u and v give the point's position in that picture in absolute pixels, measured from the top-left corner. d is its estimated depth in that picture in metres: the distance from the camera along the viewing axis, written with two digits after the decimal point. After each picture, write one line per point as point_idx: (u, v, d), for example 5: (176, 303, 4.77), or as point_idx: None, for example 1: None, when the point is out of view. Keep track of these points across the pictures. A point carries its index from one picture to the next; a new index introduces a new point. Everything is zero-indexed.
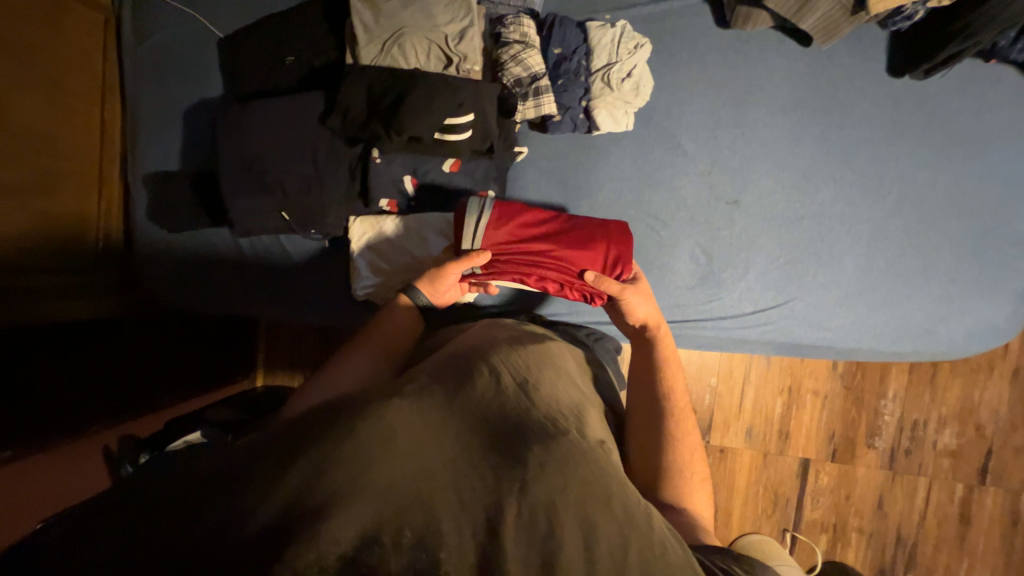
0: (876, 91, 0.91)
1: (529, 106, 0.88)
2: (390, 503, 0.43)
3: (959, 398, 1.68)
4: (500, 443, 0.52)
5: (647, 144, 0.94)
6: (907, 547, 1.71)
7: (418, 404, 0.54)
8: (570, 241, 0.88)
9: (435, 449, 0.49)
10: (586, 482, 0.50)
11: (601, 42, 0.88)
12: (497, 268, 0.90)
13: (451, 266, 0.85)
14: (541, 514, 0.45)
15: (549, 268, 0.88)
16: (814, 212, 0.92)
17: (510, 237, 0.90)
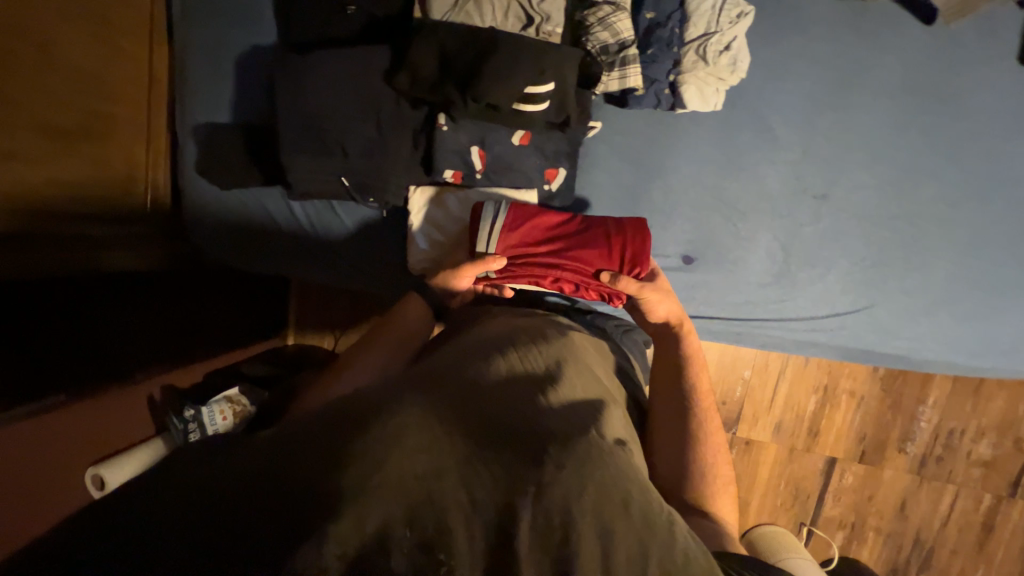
0: (1000, 80, 0.82)
1: (614, 77, 0.80)
2: (398, 502, 0.39)
3: (1002, 410, 1.63)
4: (512, 435, 0.47)
5: (732, 127, 0.87)
6: (923, 550, 1.72)
7: (431, 396, 0.50)
8: (587, 239, 0.83)
9: (443, 439, 0.44)
10: (603, 484, 0.45)
11: (700, 8, 0.80)
12: (513, 271, 0.87)
13: (466, 269, 0.82)
14: (552, 518, 0.41)
15: (565, 269, 0.83)
16: (909, 213, 0.85)
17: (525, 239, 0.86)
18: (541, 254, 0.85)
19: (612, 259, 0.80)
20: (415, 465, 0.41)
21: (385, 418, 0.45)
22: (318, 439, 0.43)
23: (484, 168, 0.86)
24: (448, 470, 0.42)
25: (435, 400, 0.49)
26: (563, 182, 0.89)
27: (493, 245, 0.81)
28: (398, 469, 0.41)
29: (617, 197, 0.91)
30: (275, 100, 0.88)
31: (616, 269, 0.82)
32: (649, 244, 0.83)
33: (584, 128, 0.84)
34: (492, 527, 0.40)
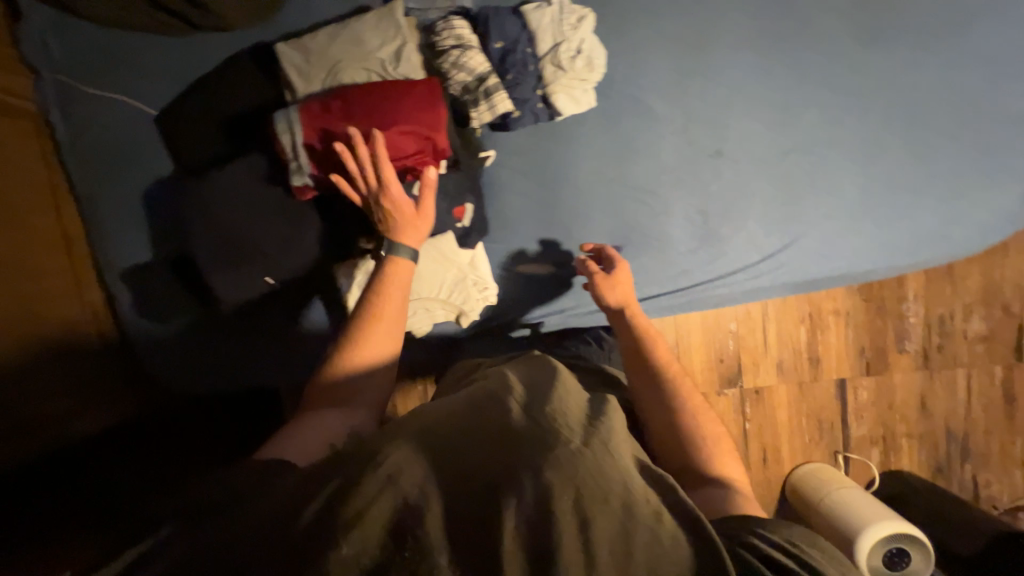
0: (838, 2, 0.87)
1: (483, 109, 0.84)
2: (392, 520, 0.43)
3: (980, 282, 1.71)
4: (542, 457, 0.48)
5: (616, 117, 0.91)
6: (959, 440, 1.77)
7: (434, 433, 0.53)
8: (355, 108, 0.76)
9: (469, 490, 0.46)
10: (610, 502, 0.46)
11: (542, 24, 0.84)
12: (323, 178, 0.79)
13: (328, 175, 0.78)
14: (580, 541, 0.43)
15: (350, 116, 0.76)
16: (803, 143, 0.89)
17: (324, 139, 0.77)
18: (335, 116, 0.76)
19: (404, 95, 0.75)
20: (465, 526, 0.44)
21: (392, 463, 0.47)
22: (353, 483, 0.45)
23: None
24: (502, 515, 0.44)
25: (450, 445, 0.50)
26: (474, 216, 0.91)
27: (303, 125, 0.77)
28: (460, 521, 0.44)
29: (535, 214, 0.94)
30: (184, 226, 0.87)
31: (410, 108, 0.75)
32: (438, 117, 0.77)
33: (481, 157, 0.91)
34: (513, 551, 0.42)
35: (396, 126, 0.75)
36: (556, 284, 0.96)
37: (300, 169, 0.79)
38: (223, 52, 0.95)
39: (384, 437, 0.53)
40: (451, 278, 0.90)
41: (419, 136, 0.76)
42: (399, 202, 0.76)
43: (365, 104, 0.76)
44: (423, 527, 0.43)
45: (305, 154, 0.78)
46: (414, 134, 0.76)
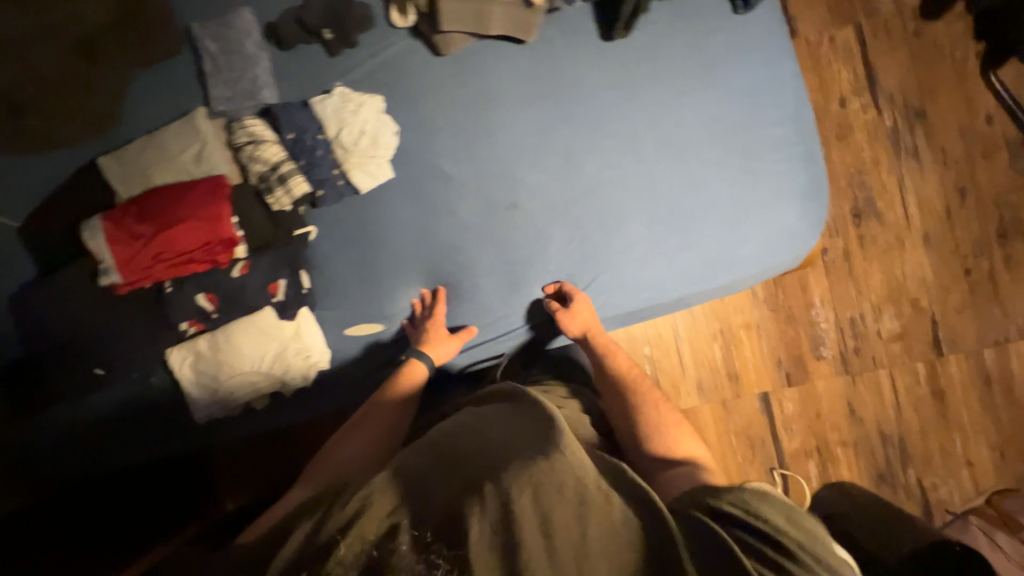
0: (599, 59, 0.95)
1: (281, 194, 0.93)
2: (377, 532, 0.61)
3: (883, 281, 1.71)
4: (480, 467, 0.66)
5: (416, 183, 0.98)
6: (895, 443, 1.72)
7: (428, 463, 0.70)
8: (147, 211, 0.87)
9: (427, 492, 0.66)
10: (540, 483, 0.61)
11: (327, 113, 0.93)
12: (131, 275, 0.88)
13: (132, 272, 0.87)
14: (509, 518, 0.59)
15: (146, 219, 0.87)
16: (588, 187, 0.95)
17: (123, 241, 0.86)
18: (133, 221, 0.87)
19: (192, 195, 0.88)
20: (427, 518, 0.63)
21: (371, 490, 0.65)
22: (326, 520, 0.62)
23: (217, 306, 0.94)
24: (443, 499, 0.64)
25: (418, 475, 0.68)
26: (288, 290, 0.96)
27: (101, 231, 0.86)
28: (418, 516, 0.63)
29: (352, 280, 0.98)
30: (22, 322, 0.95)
31: (199, 205, 0.88)
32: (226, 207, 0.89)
33: (302, 235, 0.96)
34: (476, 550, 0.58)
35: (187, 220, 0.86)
36: (388, 342, 1.00)
37: (107, 270, 0.87)
38: (49, 164, 0.98)
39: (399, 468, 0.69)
40: (278, 349, 0.95)
41: (209, 224, 0.87)
42: (437, 323, 0.95)
43: (158, 207, 0.87)
44: (393, 522, 0.62)
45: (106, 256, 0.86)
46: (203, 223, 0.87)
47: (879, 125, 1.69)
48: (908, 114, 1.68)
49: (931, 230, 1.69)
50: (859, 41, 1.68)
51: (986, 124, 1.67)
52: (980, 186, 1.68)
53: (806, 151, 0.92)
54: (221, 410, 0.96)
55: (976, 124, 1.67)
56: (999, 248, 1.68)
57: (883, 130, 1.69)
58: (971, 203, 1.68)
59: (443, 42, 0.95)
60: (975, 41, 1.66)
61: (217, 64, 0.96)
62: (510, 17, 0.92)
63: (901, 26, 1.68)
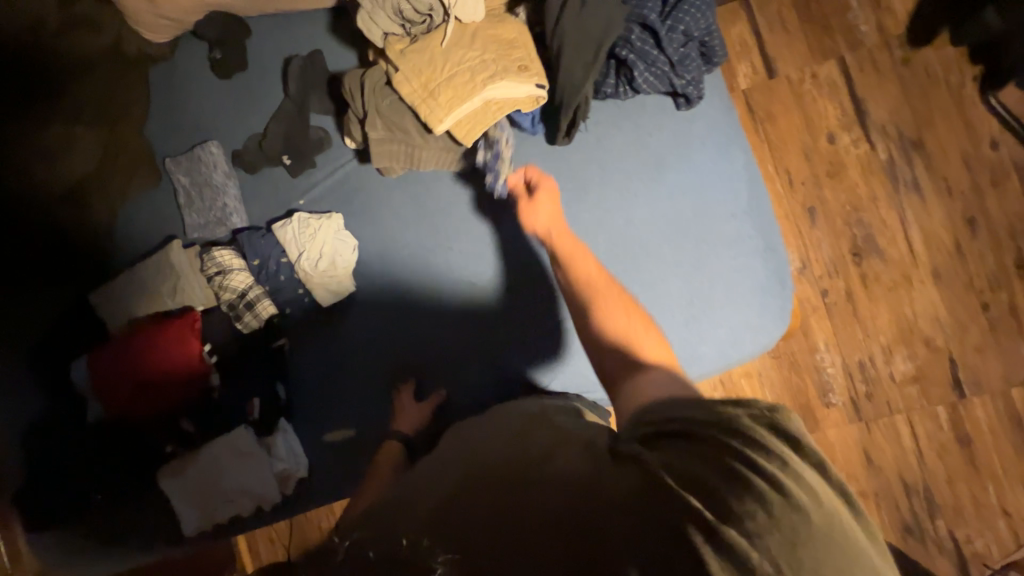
0: (545, 163, 0.96)
1: (249, 317, 0.98)
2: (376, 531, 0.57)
3: (893, 320, 1.61)
4: (474, 465, 0.63)
5: (377, 293, 1.01)
6: (920, 493, 1.60)
7: (427, 473, 0.66)
8: (126, 355, 0.93)
9: (423, 497, 0.60)
10: (523, 468, 0.59)
11: (288, 238, 0.97)
12: (116, 406, 0.96)
13: (116, 405, 0.95)
14: (494, 514, 0.54)
15: (120, 357, 0.94)
16: (538, 295, 1.00)
17: (107, 377, 0.94)
18: (109, 358, 0.94)
19: (159, 330, 0.94)
20: (416, 521, 0.56)
21: (384, 508, 0.63)
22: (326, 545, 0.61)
23: (197, 428, 0.99)
24: (424, 500, 0.60)
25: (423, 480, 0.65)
26: (262, 407, 1.00)
27: (87, 369, 0.95)
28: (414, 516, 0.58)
29: (326, 390, 1.03)
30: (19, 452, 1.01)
31: (166, 340, 0.93)
32: (192, 337, 0.95)
33: (278, 348, 1.01)
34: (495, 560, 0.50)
35: (158, 355, 0.93)
36: (360, 449, 1.02)
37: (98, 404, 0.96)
38: (44, 305, 1.02)
39: (399, 489, 0.66)
40: (250, 465, 0.99)
41: (180, 358, 0.94)
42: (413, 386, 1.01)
43: (131, 342, 0.94)
44: (388, 527, 0.57)
45: (95, 391, 0.95)
46: (174, 357, 0.94)
47: (874, 159, 1.61)
48: (903, 145, 1.60)
49: (940, 265, 1.59)
50: (844, 75, 1.62)
51: (991, 150, 1.57)
52: (991, 215, 1.58)
53: (764, 242, 0.89)
54: (205, 525, 1.00)
55: (981, 151, 1.58)
56: (1019, 280, 1.57)
57: (878, 163, 1.61)
58: (983, 234, 1.58)
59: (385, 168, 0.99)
60: (971, 65, 1.58)
61: (190, 195, 1.03)
62: (447, 153, 0.96)
63: (888, 56, 1.60)
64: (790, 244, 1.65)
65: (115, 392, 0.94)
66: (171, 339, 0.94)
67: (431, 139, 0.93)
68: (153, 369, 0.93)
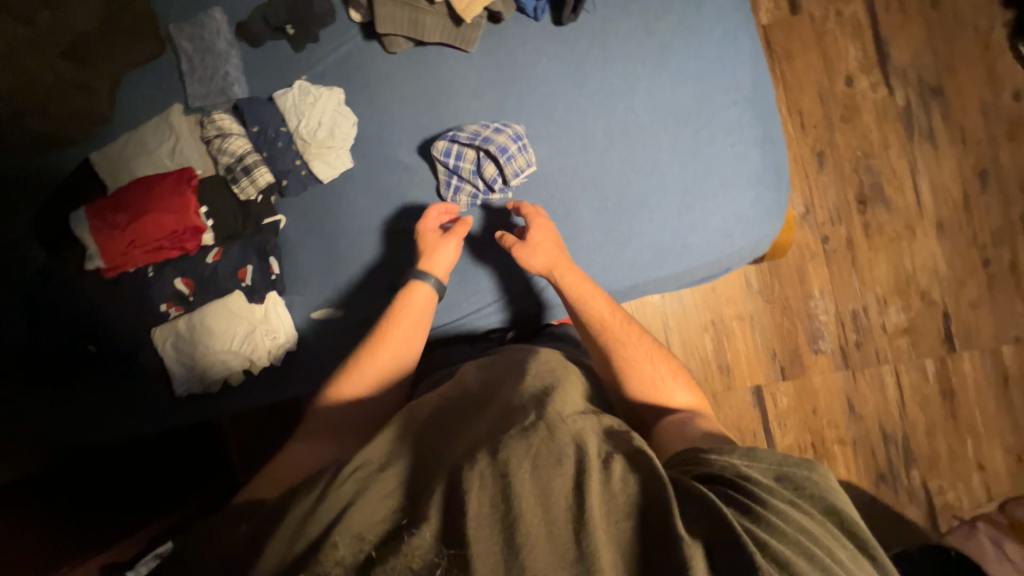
0: (550, 45, 0.94)
1: (246, 183, 0.98)
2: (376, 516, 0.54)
3: (891, 272, 1.61)
4: (491, 456, 0.56)
5: (373, 173, 1.01)
6: (897, 443, 1.62)
7: (415, 447, 0.64)
8: (123, 201, 0.94)
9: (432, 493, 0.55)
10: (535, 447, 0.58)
11: (288, 106, 0.98)
12: (111, 261, 0.96)
13: (110, 258, 0.95)
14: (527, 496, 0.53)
15: (118, 209, 0.94)
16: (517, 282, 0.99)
17: (102, 230, 0.94)
18: (106, 211, 0.94)
19: (158, 186, 0.94)
20: (424, 500, 0.55)
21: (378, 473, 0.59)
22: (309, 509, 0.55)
23: (192, 291, 1.01)
24: (426, 481, 0.57)
25: (418, 452, 0.63)
26: (256, 275, 1.01)
27: (82, 221, 0.94)
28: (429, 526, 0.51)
29: (320, 267, 1.04)
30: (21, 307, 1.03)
31: (164, 194, 0.94)
32: (188, 194, 0.95)
33: (272, 223, 1.02)
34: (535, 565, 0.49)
35: (155, 208, 0.93)
36: (348, 326, 1.03)
37: (92, 256, 0.96)
38: (61, 166, 1.07)
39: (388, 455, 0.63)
40: (242, 330, 1.01)
41: (176, 212, 0.94)
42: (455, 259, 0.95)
43: (130, 195, 0.94)
44: (390, 509, 0.55)
45: (89, 245, 0.95)
46: (169, 211, 0.94)
47: (891, 105, 1.57)
48: (922, 91, 1.56)
49: (946, 217, 1.57)
50: (869, 14, 1.57)
51: (1012, 102, 1.53)
52: (1004, 170, 1.55)
53: (763, 134, 0.89)
54: (197, 385, 1.03)
55: (1002, 102, 1.53)
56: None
57: (894, 110, 1.57)
58: (993, 189, 1.55)
59: (387, 41, 0.97)
60: (1002, 10, 1.52)
61: (191, 61, 1.02)
62: (449, 29, 0.95)
63: None
64: (796, 188, 1.62)
65: (109, 245, 0.94)
66: (169, 195, 0.94)
67: (437, 9, 0.92)
68: (148, 221, 0.93)
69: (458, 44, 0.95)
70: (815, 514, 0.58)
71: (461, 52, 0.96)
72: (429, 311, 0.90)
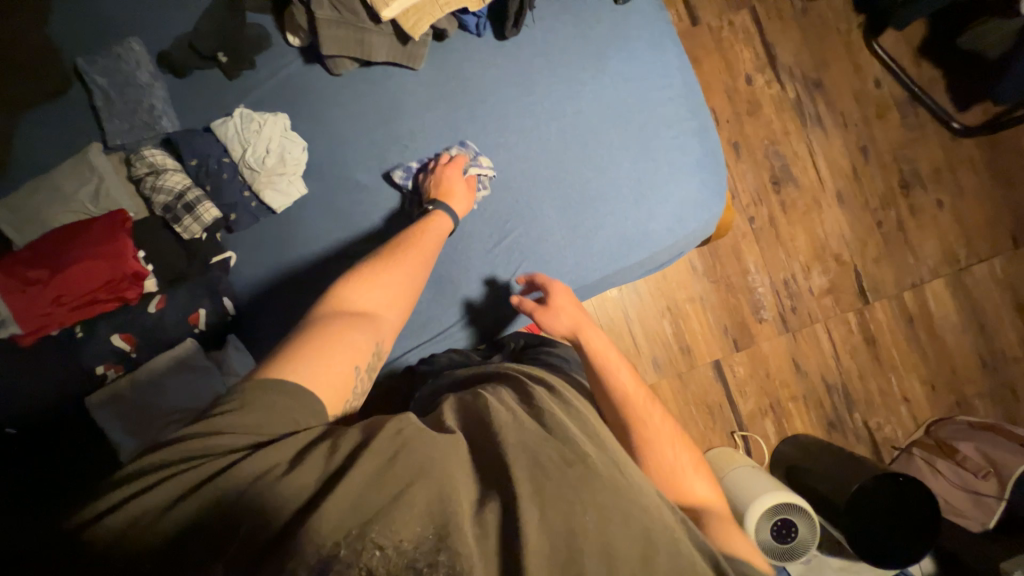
0: (496, 58, 0.98)
1: (190, 221, 0.91)
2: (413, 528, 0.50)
3: (809, 241, 1.82)
4: (580, 492, 0.54)
5: (331, 196, 0.97)
6: (839, 390, 1.82)
7: (461, 456, 0.58)
8: (40, 253, 0.83)
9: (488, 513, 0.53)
10: (599, 494, 0.55)
11: (229, 135, 0.93)
12: (32, 323, 0.84)
13: (32, 320, 0.83)
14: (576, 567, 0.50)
15: (36, 264, 0.82)
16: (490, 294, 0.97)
17: (18, 290, 0.82)
18: (21, 268, 0.82)
19: (84, 233, 0.84)
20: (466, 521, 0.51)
21: (425, 462, 0.54)
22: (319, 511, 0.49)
23: (135, 346, 0.90)
24: (474, 499, 0.54)
25: (465, 468, 0.56)
26: (211, 318, 0.94)
27: None
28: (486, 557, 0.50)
29: (281, 301, 0.97)
30: None
31: (93, 242, 0.84)
32: (122, 238, 0.86)
33: (221, 261, 0.95)
34: None
35: (83, 258, 0.83)
36: None
37: (4, 322, 0.83)
38: None
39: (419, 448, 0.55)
40: None
41: (110, 260, 0.84)
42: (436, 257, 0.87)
43: (50, 247, 0.83)
44: (421, 521, 0.50)
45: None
46: (101, 260, 0.84)
47: (784, 97, 1.81)
48: (807, 84, 1.81)
49: (842, 189, 1.82)
50: (755, 22, 1.80)
51: (875, 88, 1.82)
52: (879, 144, 1.83)
53: (698, 124, 0.98)
54: (149, 452, 0.91)
55: (868, 88, 1.82)
56: (903, 199, 1.83)
57: (788, 101, 1.81)
58: (874, 161, 1.83)
59: (331, 63, 0.95)
60: (855, 14, 1.82)
61: (107, 96, 0.93)
62: (395, 48, 0.94)
63: (790, 6, 1.81)
64: None
65: (29, 306, 0.82)
66: (100, 242, 0.84)
67: (381, 29, 0.92)
68: (76, 273, 0.83)
69: (405, 62, 0.96)
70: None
71: (409, 70, 0.97)
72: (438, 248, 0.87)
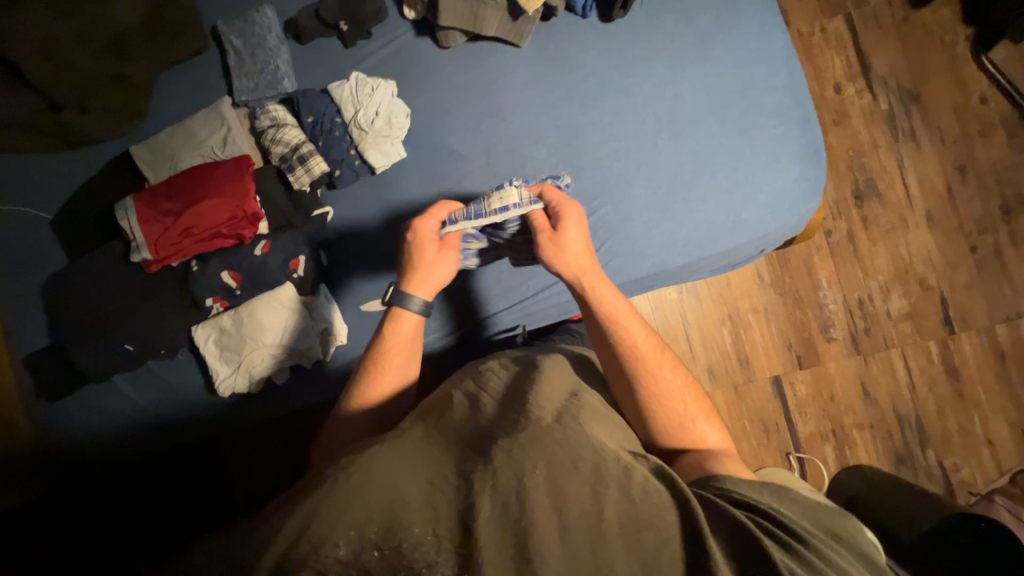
0: (598, 39, 1.00)
1: (301, 172, 0.98)
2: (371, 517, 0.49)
3: (890, 261, 1.72)
4: (520, 450, 0.55)
5: (427, 162, 1.02)
6: (912, 424, 1.69)
7: (418, 446, 0.59)
8: (177, 189, 0.93)
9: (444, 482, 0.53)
10: (532, 444, 0.56)
11: (344, 97, 1.00)
12: (160, 250, 0.93)
13: (161, 249, 0.92)
14: (517, 503, 0.50)
15: (173, 198, 0.92)
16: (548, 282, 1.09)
17: (155, 219, 0.92)
18: (160, 200, 0.92)
19: (214, 174, 0.93)
20: (413, 493, 0.52)
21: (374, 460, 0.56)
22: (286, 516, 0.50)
23: (240, 284, 0.96)
24: (421, 477, 0.54)
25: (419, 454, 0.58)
26: (309, 265, 0.98)
27: (131, 211, 0.91)
28: (443, 520, 0.50)
29: (373, 257, 1.03)
30: (51, 310, 0.98)
31: (220, 182, 0.93)
32: (244, 181, 0.94)
33: (320, 215, 1.01)
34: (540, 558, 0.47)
35: (210, 196, 0.92)
36: None
37: (139, 247, 0.92)
38: (95, 162, 1.04)
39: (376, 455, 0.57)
40: (294, 324, 0.97)
41: (231, 200, 0.92)
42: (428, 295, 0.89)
43: (185, 184, 0.93)
44: (372, 506, 0.50)
45: (137, 235, 0.92)
46: (225, 199, 0.92)
47: (876, 109, 1.73)
48: (902, 97, 1.72)
49: (934, 209, 1.71)
50: (850, 29, 1.74)
51: (980, 104, 1.71)
52: (979, 165, 1.71)
53: (801, 116, 0.96)
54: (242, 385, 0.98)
55: (971, 104, 1.71)
56: (1003, 225, 1.70)
57: (880, 113, 1.72)
58: (972, 182, 1.71)
59: (442, 35, 1.01)
60: (964, 26, 1.72)
61: (240, 56, 1.03)
62: (505, 24, 0.99)
63: (891, 15, 1.73)
64: None
65: (161, 234, 0.91)
66: (226, 183, 0.93)
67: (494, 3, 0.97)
68: (204, 209, 0.91)
69: (511, 38, 1.00)
70: (847, 557, 0.55)
71: (513, 45, 1.01)
72: (415, 337, 0.87)
